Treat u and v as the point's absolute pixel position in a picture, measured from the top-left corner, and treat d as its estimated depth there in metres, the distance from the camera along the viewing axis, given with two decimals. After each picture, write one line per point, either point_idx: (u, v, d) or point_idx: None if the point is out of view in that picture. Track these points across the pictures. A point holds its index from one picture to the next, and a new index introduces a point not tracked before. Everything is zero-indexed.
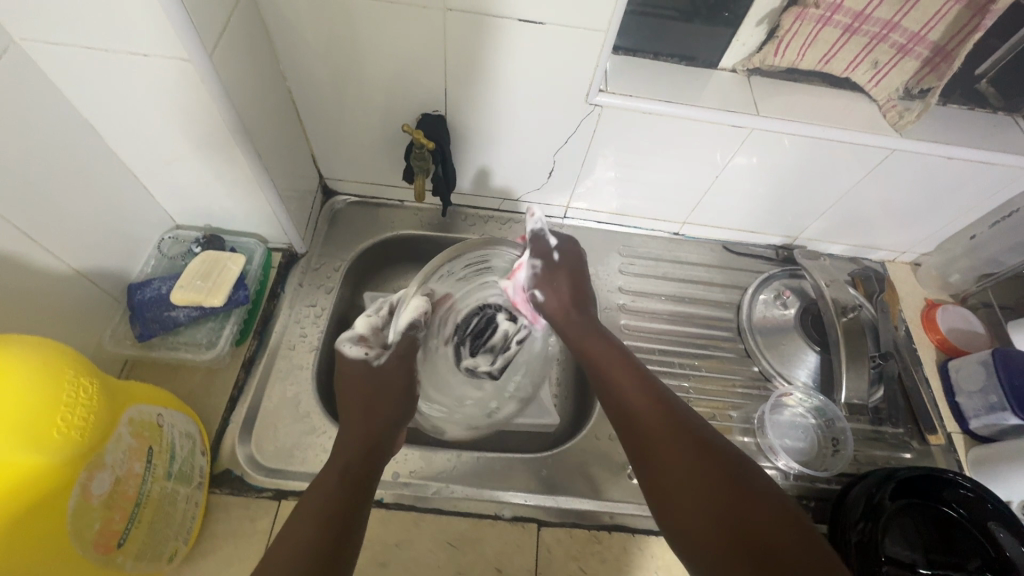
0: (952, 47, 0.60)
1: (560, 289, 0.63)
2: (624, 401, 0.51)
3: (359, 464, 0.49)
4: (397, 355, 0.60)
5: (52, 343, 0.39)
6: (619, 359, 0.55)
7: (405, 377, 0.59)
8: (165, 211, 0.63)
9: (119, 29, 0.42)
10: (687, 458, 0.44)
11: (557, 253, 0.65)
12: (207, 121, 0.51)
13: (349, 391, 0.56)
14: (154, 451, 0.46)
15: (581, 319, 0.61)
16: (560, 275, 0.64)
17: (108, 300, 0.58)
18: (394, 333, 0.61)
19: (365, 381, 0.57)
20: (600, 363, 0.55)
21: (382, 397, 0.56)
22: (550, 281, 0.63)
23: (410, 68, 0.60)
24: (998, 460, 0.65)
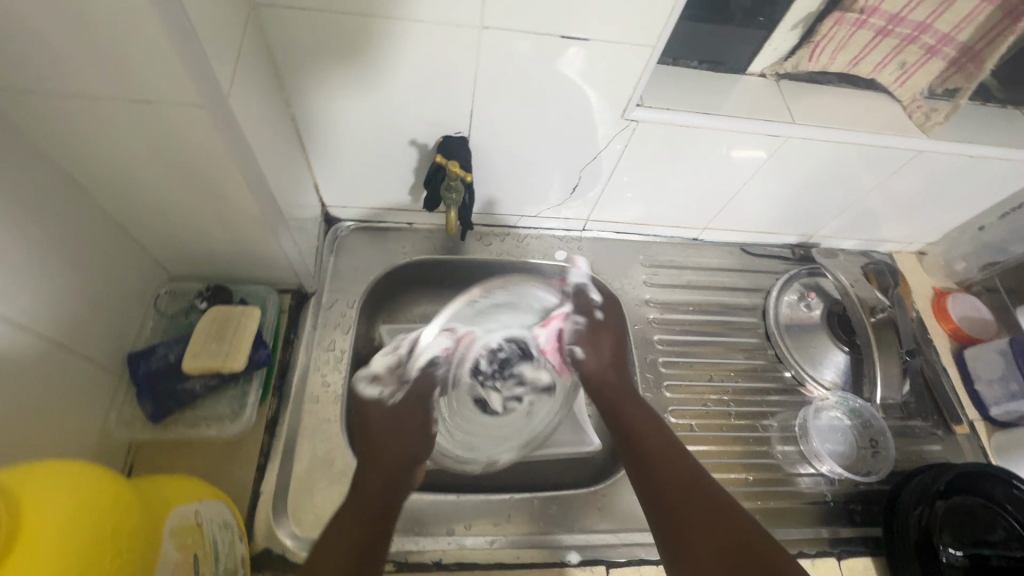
0: (980, 48, 0.60)
1: (604, 344, 0.66)
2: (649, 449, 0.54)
3: (380, 509, 0.49)
4: (413, 393, 0.62)
5: (79, 467, 0.33)
6: (649, 419, 0.58)
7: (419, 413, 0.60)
8: (158, 263, 0.56)
9: (119, 71, 0.36)
10: (713, 524, 0.46)
11: (603, 309, 0.69)
12: (215, 167, 0.44)
13: (378, 424, 0.57)
14: (199, 558, 0.40)
15: (617, 377, 0.63)
16: (611, 326, 0.68)
17: (105, 372, 0.51)
18: (415, 366, 0.65)
19: (386, 412, 0.59)
20: (631, 419, 0.58)
21: (398, 429, 0.58)
22: (597, 335, 0.67)
23: (433, 87, 0.54)
24: (1023, 445, 0.67)
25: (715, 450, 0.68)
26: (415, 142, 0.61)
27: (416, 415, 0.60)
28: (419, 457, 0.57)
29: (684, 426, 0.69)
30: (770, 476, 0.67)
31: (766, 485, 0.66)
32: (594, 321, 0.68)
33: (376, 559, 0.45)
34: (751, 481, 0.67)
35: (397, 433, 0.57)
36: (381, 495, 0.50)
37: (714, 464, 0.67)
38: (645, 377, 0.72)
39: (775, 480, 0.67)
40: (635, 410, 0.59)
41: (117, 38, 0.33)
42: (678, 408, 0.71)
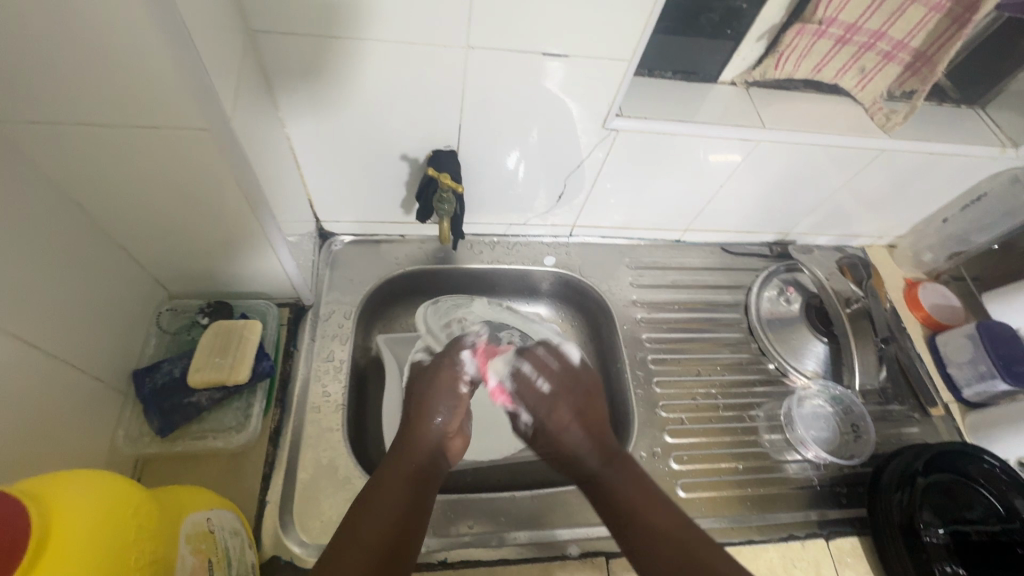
0: (932, 52, 0.63)
1: (571, 418, 0.59)
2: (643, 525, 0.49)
3: (415, 480, 0.50)
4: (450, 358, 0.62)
5: (106, 477, 0.34)
6: (632, 488, 0.52)
7: (450, 368, 0.61)
8: (160, 282, 0.58)
9: (129, 101, 0.38)
10: None
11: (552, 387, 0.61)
12: (220, 187, 0.46)
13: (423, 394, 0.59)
14: (213, 562, 0.42)
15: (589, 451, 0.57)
16: (553, 416, 0.60)
17: (111, 391, 0.52)
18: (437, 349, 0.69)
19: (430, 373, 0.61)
20: (611, 490, 0.53)
21: (430, 390, 0.59)
22: (552, 429, 0.60)
23: (421, 103, 0.57)
24: (994, 423, 0.71)
25: (705, 442, 0.71)
26: (406, 157, 0.63)
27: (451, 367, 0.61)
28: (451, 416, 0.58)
29: (674, 420, 0.72)
30: (758, 464, 0.70)
31: (755, 473, 0.69)
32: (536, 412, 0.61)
33: (422, 507, 0.48)
34: (740, 469, 0.69)
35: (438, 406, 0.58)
36: (419, 468, 0.51)
37: (705, 455, 0.70)
38: (635, 375, 0.75)
39: (763, 468, 0.70)
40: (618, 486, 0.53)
41: (128, 69, 0.36)
42: (668, 403, 0.73)
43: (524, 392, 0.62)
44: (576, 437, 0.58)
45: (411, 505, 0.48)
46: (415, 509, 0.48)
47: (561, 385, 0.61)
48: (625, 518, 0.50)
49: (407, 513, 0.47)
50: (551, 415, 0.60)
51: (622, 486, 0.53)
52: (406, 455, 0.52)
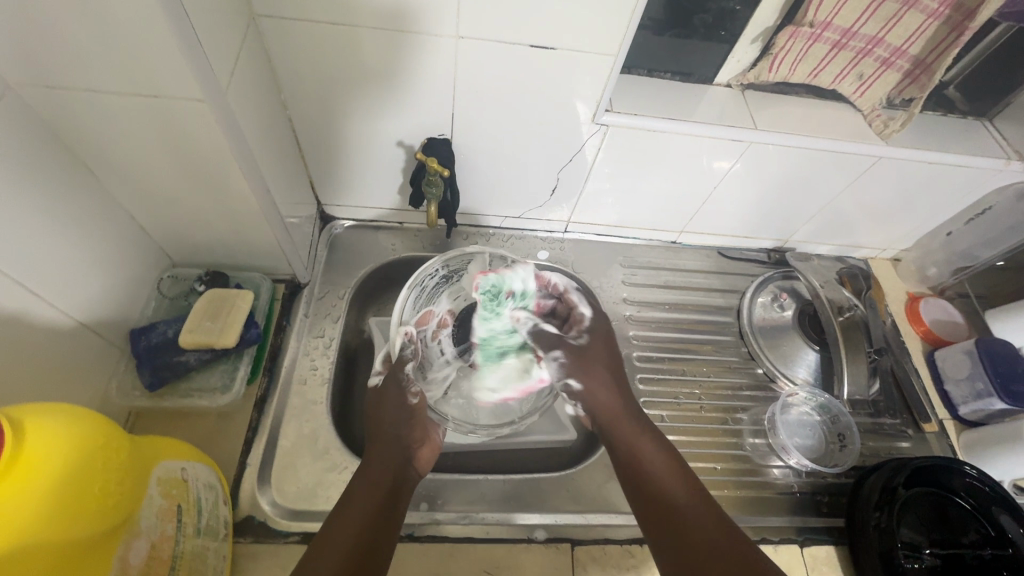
0: (931, 60, 0.64)
1: (604, 388, 0.61)
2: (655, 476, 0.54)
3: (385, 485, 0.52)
4: (394, 379, 0.61)
5: (88, 415, 0.37)
6: (643, 436, 0.57)
7: (397, 387, 0.60)
8: (163, 250, 0.61)
9: (131, 71, 0.40)
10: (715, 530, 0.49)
11: (588, 333, 0.65)
12: (215, 159, 0.49)
13: (380, 414, 0.58)
14: (183, 509, 0.44)
15: (615, 404, 0.60)
16: (587, 365, 0.62)
17: (109, 347, 0.55)
18: (393, 355, 0.63)
19: (379, 396, 0.60)
20: (627, 437, 0.58)
21: (383, 409, 0.59)
22: (589, 385, 0.61)
23: (416, 90, 0.59)
24: (988, 442, 0.69)
25: (685, 441, 0.71)
26: (402, 143, 0.66)
27: (397, 386, 0.60)
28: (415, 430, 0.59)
29: (655, 417, 0.72)
30: (738, 467, 0.69)
31: (733, 475, 0.69)
32: (578, 347, 0.64)
33: (393, 512, 0.51)
34: (719, 470, 0.69)
35: (396, 425, 0.57)
36: (388, 476, 0.53)
37: (685, 454, 0.70)
38: None
39: (743, 471, 0.69)
40: (629, 432, 0.58)
41: (131, 42, 0.38)
42: (650, 399, 0.73)
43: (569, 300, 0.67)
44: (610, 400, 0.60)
45: (382, 512, 0.50)
46: (388, 516, 0.50)
47: (599, 330, 0.66)
48: (636, 459, 0.56)
49: (380, 517, 0.50)
50: (588, 378, 0.61)
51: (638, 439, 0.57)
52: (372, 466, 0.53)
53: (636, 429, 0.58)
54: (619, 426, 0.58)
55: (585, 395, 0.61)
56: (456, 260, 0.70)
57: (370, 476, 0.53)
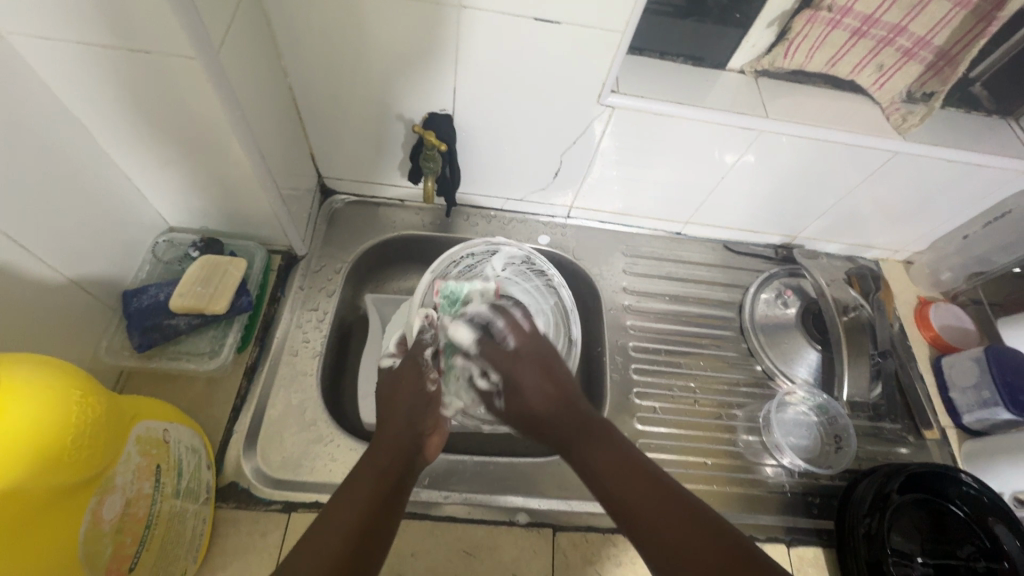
0: (956, 52, 0.61)
1: (536, 373, 0.55)
2: (628, 500, 0.44)
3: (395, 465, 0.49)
4: (411, 361, 0.59)
5: (68, 367, 0.37)
6: (607, 449, 0.48)
7: (416, 370, 0.58)
8: (160, 213, 0.61)
9: (121, 23, 0.40)
10: (706, 548, 0.40)
11: (516, 346, 0.57)
12: (208, 120, 0.48)
13: (397, 395, 0.56)
14: (162, 469, 0.44)
15: (559, 408, 0.52)
16: (549, 334, 0.65)
17: (100, 306, 0.56)
18: (411, 338, 0.62)
19: (391, 379, 0.58)
20: (583, 454, 0.49)
21: (397, 396, 0.56)
22: (542, 354, 0.65)
23: (417, 62, 0.58)
24: (991, 453, 0.67)
25: (676, 434, 0.70)
26: (403, 118, 0.65)
27: (414, 368, 0.58)
28: (424, 419, 0.56)
29: (648, 408, 0.71)
30: (729, 463, 0.68)
31: (723, 470, 0.68)
32: (503, 353, 0.57)
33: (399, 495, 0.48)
34: (710, 465, 0.68)
35: (412, 410, 0.55)
36: (398, 455, 0.50)
37: (676, 447, 0.69)
38: (614, 361, 0.74)
39: (735, 468, 0.68)
40: (589, 447, 0.49)
41: None
42: (644, 390, 0.72)
43: (530, 307, 0.68)
44: (557, 371, 0.62)
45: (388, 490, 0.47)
46: (393, 496, 0.47)
47: (544, 324, 0.66)
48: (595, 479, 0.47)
49: (382, 503, 0.46)
50: (512, 372, 0.55)
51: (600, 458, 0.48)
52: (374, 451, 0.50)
53: (591, 441, 0.49)
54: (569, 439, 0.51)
55: (514, 400, 0.55)
56: (481, 247, 0.70)
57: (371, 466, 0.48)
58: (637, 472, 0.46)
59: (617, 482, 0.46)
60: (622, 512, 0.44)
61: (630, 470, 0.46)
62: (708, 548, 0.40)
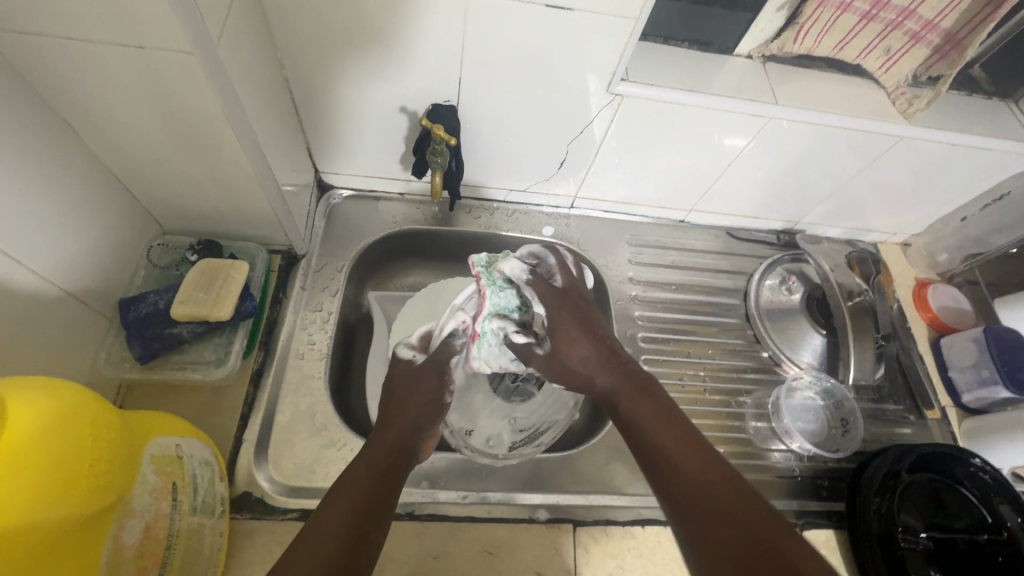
0: (963, 35, 0.61)
1: (580, 339, 0.54)
2: (673, 463, 0.45)
3: (391, 464, 0.48)
4: (436, 360, 0.57)
5: (78, 391, 0.35)
6: (654, 409, 0.49)
7: (436, 376, 0.56)
8: (152, 216, 0.58)
9: (111, 16, 0.37)
10: (737, 507, 0.40)
11: (562, 277, 0.58)
12: (204, 116, 0.46)
13: (400, 394, 0.55)
14: (179, 486, 0.43)
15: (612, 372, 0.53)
16: (562, 311, 0.55)
17: (96, 316, 0.53)
18: (438, 339, 0.58)
19: (409, 378, 0.56)
20: (633, 411, 0.50)
21: (412, 394, 0.54)
22: (562, 343, 0.54)
23: (420, 50, 0.55)
24: (990, 430, 0.69)
25: None
26: (405, 110, 0.63)
27: (436, 372, 0.56)
28: (428, 421, 0.54)
29: None
30: (740, 450, 0.69)
31: (734, 458, 0.68)
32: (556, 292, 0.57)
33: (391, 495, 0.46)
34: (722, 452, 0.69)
35: (420, 416, 0.53)
36: (393, 455, 0.49)
37: None
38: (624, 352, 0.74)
39: (746, 454, 0.69)
40: (639, 407, 0.50)
41: None
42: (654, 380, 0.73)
43: (537, 285, 0.56)
44: (589, 351, 0.54)
45: (382, 488, 0.46)
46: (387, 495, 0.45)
47: (572, 284, 0.58)
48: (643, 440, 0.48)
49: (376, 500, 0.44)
50: (560, 312, 0.55)
51: (647, 413, 0.49)
52: (372, 451, 0.48)
53: (639, 398, 0.50)
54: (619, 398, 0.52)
55: (560, 356, 0.55)
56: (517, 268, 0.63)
57: (371, 466, 0.46)
58: (680, 434, 0.46)
59: (662, 432, 0.47)
60: (660, 462, 0.45)
61: (678, 429, 0.47)
62: (741, 509, 0.40)
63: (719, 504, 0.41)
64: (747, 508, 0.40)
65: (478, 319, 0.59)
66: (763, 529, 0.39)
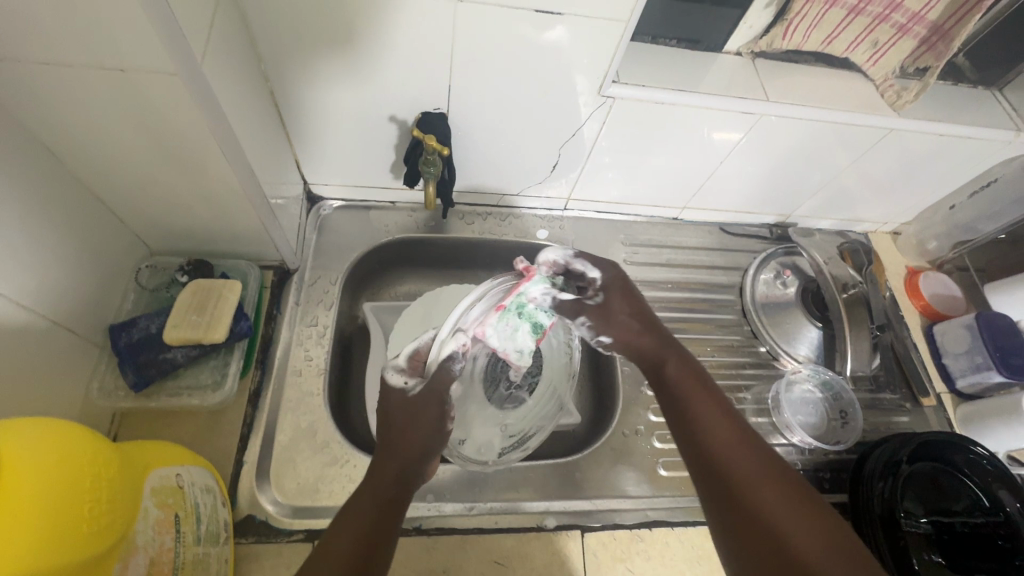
0: (948, 26, 0.61)
1: (624, 309, 0.56)
2: (706, 423, 0.47)
3: (392, 495, 0.44)
4: (435, 385, 0.49)
5: (70, 430, 0.34)
6: (691, 377, 0.52)
7: (439, 407, 0.48)
8: (139, 238, 0.57)
9: (92, 39, 0.36)
10: (761, 471, 0.43)
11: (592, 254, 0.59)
12: (189, 136, 0.44)
13: (397, 416, 0.48)
14: (180, 518, 0.42)
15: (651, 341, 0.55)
16: (613, 280, 0.58)
17: (88, 344, 0.52)
18: (435, 361, 0.49)
19: (408, 409, 0.48)
20: (674, 377, 0.52)
21: (416, 424, 0.48)
22: (608, 307, 0.57)
23: (409, 59, 0.54)
24: (985, 415, 0.70)
25: None
26: (395, 118, 0.62)
27: (439, 398, 0.48)
28: (432, 448, 0.49)
29: None
30: None
31: None
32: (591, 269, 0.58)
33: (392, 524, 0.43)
34: None
35: (426, 442, 0.48)
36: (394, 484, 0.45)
37: None
38: None
39: None
40: (677, 373, 0.52)
41: (91, 9, 0.34)
42: None
43: (587, 256, 0.58)
44: (630, 316, 0.56)
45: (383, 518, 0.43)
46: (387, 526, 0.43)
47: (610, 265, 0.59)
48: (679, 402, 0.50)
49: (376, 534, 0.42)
50: (609, 276, 0.58)
51: (688, 380, 0.51)
52: (374, 480, 0.45)
53: (680, 365, 0.53)
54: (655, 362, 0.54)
55: (609, 314, 0.57)
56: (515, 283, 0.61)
57: (372, 499, 0.43)
58: (719, 403, 0.49)
59: (696, 396, 0.50)
60: (692, 422, 0.48)
61: (712, 396, 0.50)
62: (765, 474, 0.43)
63: (746, 466, 0.44)
64: (774, 478, 0.43)
65: (512, 296, 0.53)
66: (784, 496, 0.42)
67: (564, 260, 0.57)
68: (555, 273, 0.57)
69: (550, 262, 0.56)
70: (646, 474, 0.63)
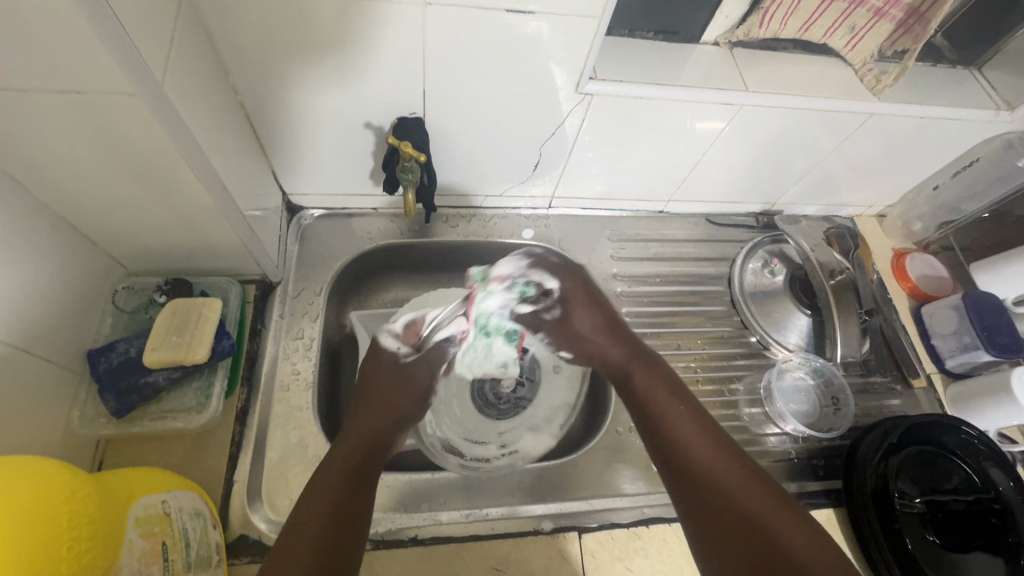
0: (924, 8, 0.61)
1: (585, 317, 0.59)
2: (671, 424, 0.49)
3: (355, 458, 0.48)
4: (425, 359, 0.59)
5: (51, 467, 0.33)
6: (656, 379, 0.53)
7: (424, 376, 0.58)
8: (114, 260, 0.56)
9: (43, 62, 0.34)
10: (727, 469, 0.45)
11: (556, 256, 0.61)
12: (155, 155, 0.43)
13: (376, 379, 0.57)
14: (168, 546, 0.41)
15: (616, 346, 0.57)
16: (574, 283, 0.59)
17: (66, 372, 0.51)
18: (431, 339, 0.60)
19: (394, 372, 0.58)
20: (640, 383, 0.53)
21: (398, 387, 0.56)
22: (569, 314, 0.59)
23: (381, 65, 0.53)
24: (975, 395, 0.71)
25: None
26: (370, 125, 0.61)
27: (426, 367, 0.58)
28: (409, 420, 0.56)
29: None
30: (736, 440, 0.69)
31: None
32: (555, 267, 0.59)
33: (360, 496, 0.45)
34: None
35: (405, 410, 0.56)
36: (360, 452, 0.49)
37: None
38: None
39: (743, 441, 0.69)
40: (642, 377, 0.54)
41: (38, 32, 0.33)
42: None
43: (543, 266, 0.58)
44: (592, 325, 0.59)
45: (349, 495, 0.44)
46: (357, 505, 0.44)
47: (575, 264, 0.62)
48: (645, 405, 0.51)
49: (340, 511, 0.43)
50: (569, 282, 0.59)
51: (654, 383, 0.53)
52: (338, 456, 0.47)
53: (645, 369, 0.54)
54: (623, 365, 0.56)
55: (568, 323, 0.59)
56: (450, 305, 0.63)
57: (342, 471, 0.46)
58: (685, 408, 0.50)
59: (659, 399, 0.51)
60: (657, 426, 0.50)
61: (676, 395, 0.51)
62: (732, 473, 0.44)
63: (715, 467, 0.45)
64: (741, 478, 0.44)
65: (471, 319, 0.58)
66: (751, 495, 0.43)
67: (522, 272, 0.57)
68: (513, 284, 0.57)
69: (501, 276, 0.57)
70: (641, 471, 0.63)
